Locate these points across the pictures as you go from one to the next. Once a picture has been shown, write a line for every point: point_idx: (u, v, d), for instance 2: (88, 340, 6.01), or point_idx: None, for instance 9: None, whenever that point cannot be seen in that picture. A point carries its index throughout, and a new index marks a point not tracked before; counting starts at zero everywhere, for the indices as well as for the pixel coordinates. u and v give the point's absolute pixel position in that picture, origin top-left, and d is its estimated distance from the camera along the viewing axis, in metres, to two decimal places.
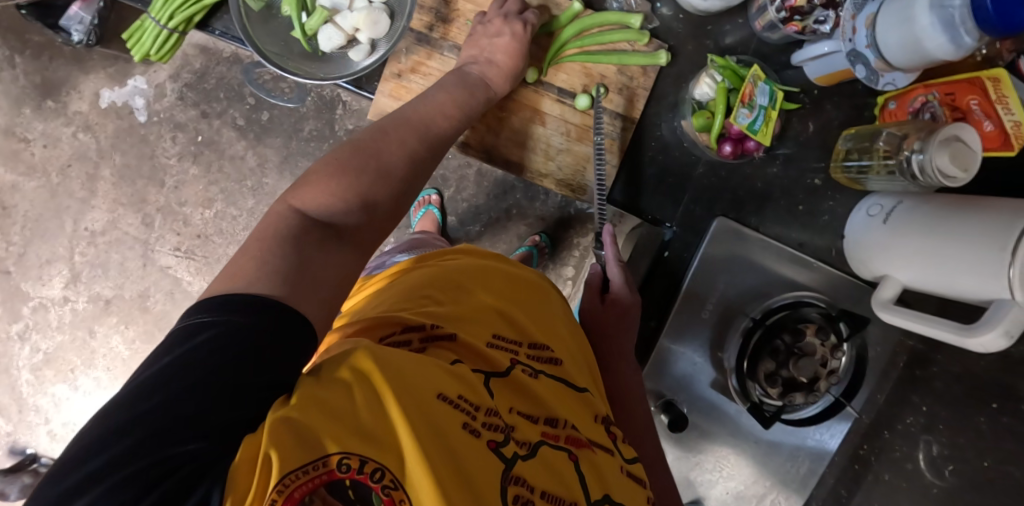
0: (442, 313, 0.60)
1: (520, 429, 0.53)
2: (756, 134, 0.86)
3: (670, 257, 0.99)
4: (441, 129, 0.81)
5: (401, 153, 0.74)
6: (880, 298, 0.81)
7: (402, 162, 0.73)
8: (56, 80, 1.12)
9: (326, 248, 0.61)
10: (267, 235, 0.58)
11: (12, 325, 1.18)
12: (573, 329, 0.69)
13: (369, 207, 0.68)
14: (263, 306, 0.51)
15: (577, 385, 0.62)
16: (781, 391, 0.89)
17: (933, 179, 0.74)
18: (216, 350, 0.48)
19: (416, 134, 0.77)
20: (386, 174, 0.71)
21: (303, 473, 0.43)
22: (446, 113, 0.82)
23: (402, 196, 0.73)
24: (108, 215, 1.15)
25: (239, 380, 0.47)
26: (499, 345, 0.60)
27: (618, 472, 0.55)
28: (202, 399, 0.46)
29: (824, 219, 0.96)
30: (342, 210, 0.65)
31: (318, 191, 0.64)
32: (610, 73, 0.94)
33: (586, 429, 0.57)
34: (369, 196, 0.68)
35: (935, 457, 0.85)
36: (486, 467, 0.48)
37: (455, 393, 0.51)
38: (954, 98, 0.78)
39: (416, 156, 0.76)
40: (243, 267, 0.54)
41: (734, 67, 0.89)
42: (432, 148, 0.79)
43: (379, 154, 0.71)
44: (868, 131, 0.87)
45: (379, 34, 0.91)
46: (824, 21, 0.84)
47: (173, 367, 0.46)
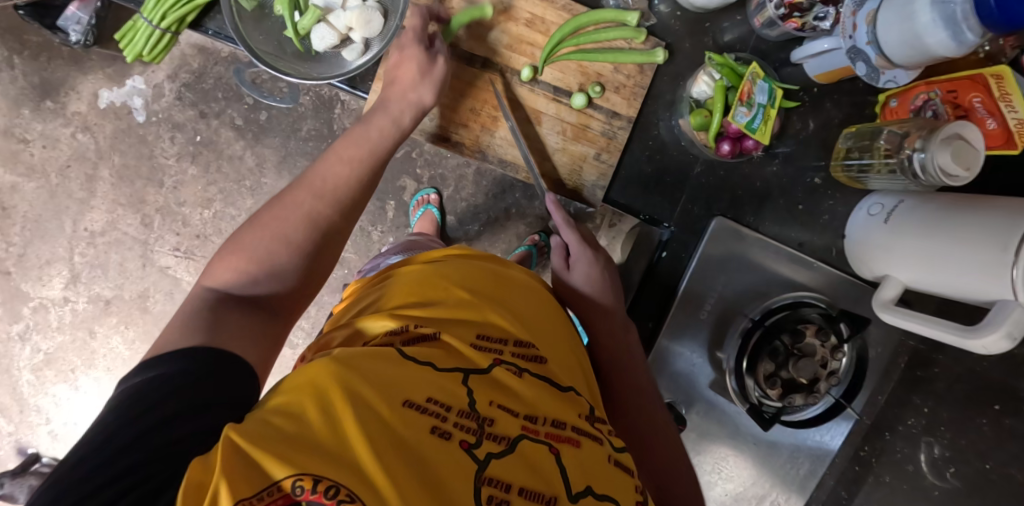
0: (423, 316, 0.61)
1: (498, 423, 0.52)
2: (754, 132, 0.85)
3: (667, 258, 0.97)
4: (338, 173, 0.74)
5: (304, 217, 0.70)
6: (881, 298, 0.80)
7: (302, 225, 0.69)
8: (55, 80, 1.11)
9: (242, 314, 0.62)
10: (174, 319, 0.60)
11: (12, 326, 1.17)
12: (563, 326, 0.67)
13: (278, 275, 0.66)
14: (194, 348, 0.55)
15: (561, 383, 0.60)
16: (781, 392, 0.87)
17: (935, 178, 0.73)
18: (169, 381, 0.53)
19: (314, 193, 0.72)
20: (286, 242, 0.68)
21: (257, 500, 0.43)
22: (346, 157, 0.76)
23: (317, 257, 0.70)
24: (107, 215, 1.15)
25: (196, 401, 0.52)
26: (483, 344, 0.59)
27: (604, 464, 0.53)
28: (161, 417, 0.50)
29: (824, 218, 0.95)
30: (250, 283, 0.65)
31: (226, 270, 0.64)
32: (607, 71, 0.92)
33: (570, 422, 0.55)
34: (272, 265, 0.66)
35: (936, 458, 0.84)
36: (456, 470, 0.47)
37: (424, 399, 0.51)
38: (957, 96, 0.76)
39: (319, 217, 0.71)
40: (158, 346, 0.57)
41: (733, 64, 0.88)
42: (338, 205, 0.73)
43: (273, 224, 0.68)
44: (868, 129, 0.86)
45: (372, 34, 0.91)
46: (824, 18, 0.82)
47: (131, 400, 0.51)
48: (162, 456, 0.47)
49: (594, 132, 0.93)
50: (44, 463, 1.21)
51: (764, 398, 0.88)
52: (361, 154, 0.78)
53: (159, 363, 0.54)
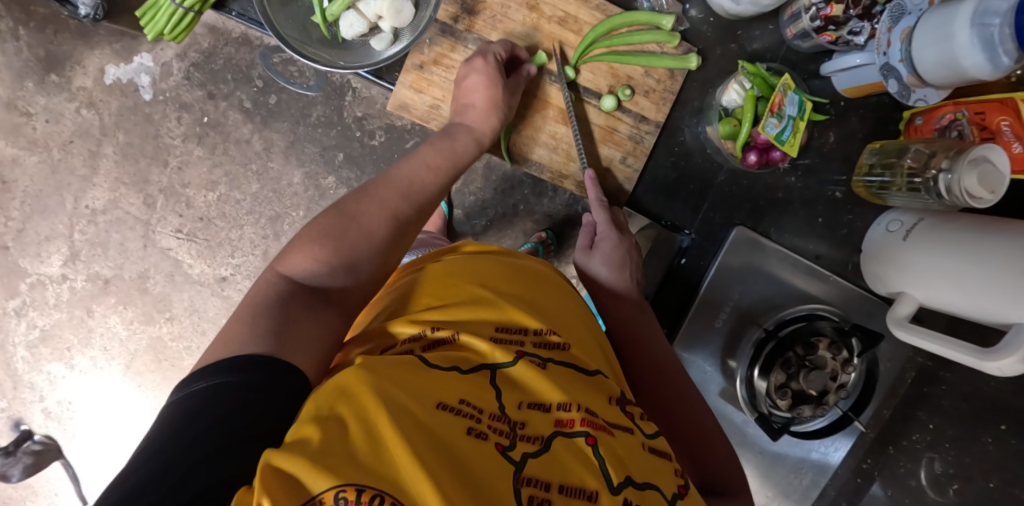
0: (442, 317, 0.62)
1: (529, 423, 0.53)
2: (783, 144, 0.84)
3: (686, 265, 0.97)
4: (426, 182, 0.77)
5: (385, 213, 0.71)
6: (895, 315, 0.81)
7: (385, 224, 0.70)
8: (61, 54, 1.09)
9: (311, 310, 0.62)
10: (245, 308, 0.60)
11: (9, 301, 1.16)
12: (581, 313, 0.69)
13: (352, 267, 0.67)
14: (258, 360, 0.55)
15: (588, 369, 0.62)
16: (790, 403, 0.87)
17: (958, 200, 0.74)
18: (223, 400, 0.52)
19: (400, 194, 0.74)
20: (369, 239, 0.69)
21: None
22: (431, 165, 0.79)
23: (392, 256, 0.71)
24: (110, 194, 1.13)
25: (244, 425, 0.50)
26: (504, 337, 0.61)
27: (639, 450, 0.55)
28: (214, 443, 0.49)
29: (842, 232, 0.95)
30: (322, 272, 0.65)
31: (302, 255, 0.65)
32: (638, 74, 0.92)
33: (602, 410, 0.57)
34: (352, 262, 0.67)
35: (938, 475, 0.85)
36: (496, 471, 0.49)
37: (454, 401, 0.53)
38: (984, 118, 0.76)
39: (401, 218, 0.72)
40: (223, 344, 0.56)
41: (765, 74, 0.88)
42: (420, 207, 0.75)
43: (357, 219, 0.69)
44: (893, 147, 0.85)
45: (402, 24, 0.90)
46: (859, 33, 0.81)
47: (183, 424, 0.50)
48: (221, 483, 0.47)
49: (621, 135, 0.93)
50: (36, 441, 1.19)
51: (773, 408, 0.88)
52: (440, 162, 0.80)
53: (207, 383, 0.53)
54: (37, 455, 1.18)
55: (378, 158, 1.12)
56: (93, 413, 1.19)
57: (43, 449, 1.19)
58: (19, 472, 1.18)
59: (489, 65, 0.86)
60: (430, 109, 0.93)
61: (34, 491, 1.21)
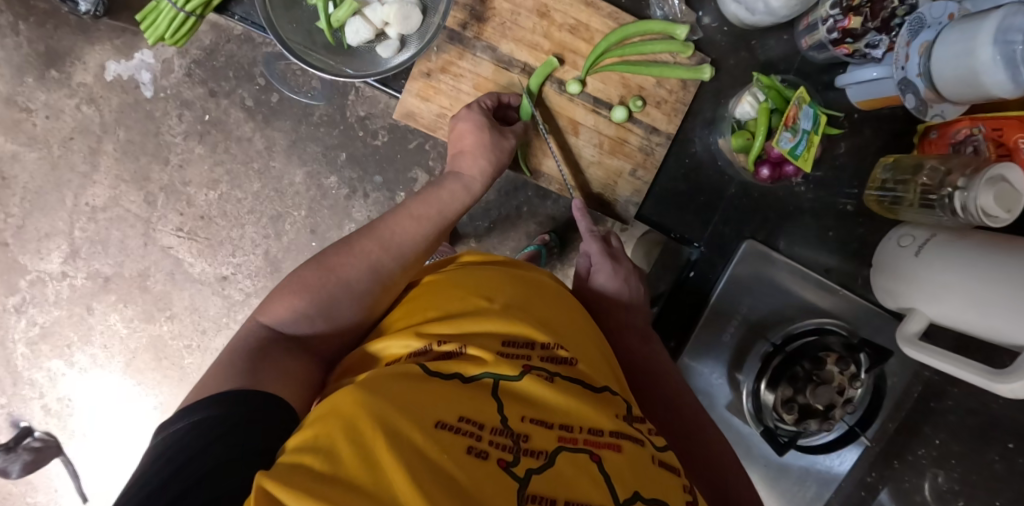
0: (446, 331, 0.62)
1: (534, 438, 0.52)
2: (797, 159, 0.82)
3: (694, 278, 0.96)
4: (408, 232, 0.76)
5: (365, 265, 0.71)
6: (905, 332, 0.79)
7: (366, 275, 0.70)
8: (61, 49, 1.08)
9: (287, 358, 0.63)
10: (225, 354, 0.62)
11: (9, 297, 1.15)
12: (587, 326, 0.68)
13: (331, 317, 0.68)
14: (229, 394, 0.55)
15: (595, 385, 0.61)
16: (796, 417, 0.87)
17: (974, 218, 0.72)
18: (203, 429, 0.52)
19: (382, 244, 0.74)
20: (348, 292, 0.69)
21: None
22: (416, 215, 0.78)
23: (371, 308, 0.70)
24: (110, 191, 1.12)
25: (229, 450, 0.50)
26: (510, 351, 0.60)
27: (645, 464, 0.54)
28: (188, 478, 0.48)
29: (852, 245, 0.94)
30: (301, 320, 0.67)
31: (282, 305, 0.67)
32: (650, 84, 0.90)
33: (609, 424, 0.56)
34: (329, 312, 0.68)
35: (943, 491, 0.85)
36: (499, 491, 0.47)
37: (455, 419, 0.52)
38: (1001, 135, 0.75)
39: (381, 270, 0.72)
40: (199, 388, 0.58)
41: (780, 87, 0.86)
42: (405, 259, 0.74)
43: (336, 270, 0.70)
44: (907, 162, 0.84)
45: (409, 30, 0.88)
46: (877, 45, 0.80)
47: (165, 457, 0.50)
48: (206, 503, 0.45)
49: (631, 146, 0.91)
50: (36, 437, 1.18)
51: (780, 422, 0.88)
52: (427, 211, 0.79)
53: (185, 422, 0.53)
54: (37, 452, 1.17)
55: (381, 159, 1.11)
56: (94, 410, 1.18)
57: (43, 446, 1.18)
58: (18, 469, 1.17)
59: (475, 111, 0.86)
60: (438, 118, 0.91)
61: (33, 487, 1.20)
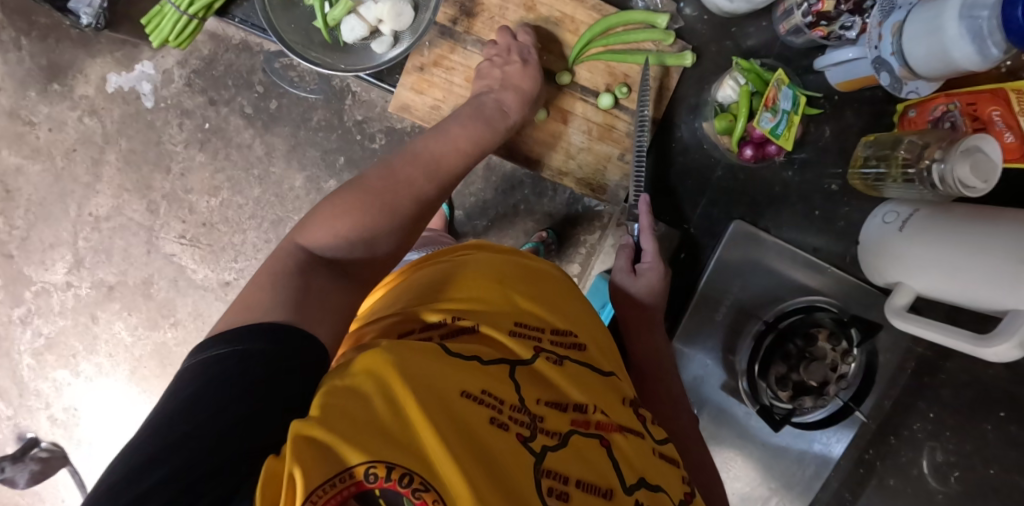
0: (466, 307, 0.61)
1: (549, 419, 0.53)
2: (778, 138, 0.86)
3: (685, 258, 0.99)
4: (451, 162, 0.77)
5: (410, 191, 0.70)
6: (893, 305, 0.82)
7: (409, 202, 0.70)
8: (62, 63, 1.11)
9: (330, 282, 0.60)
10: (265, 274, 0.58)
11: (14, 309, 1.17)
12: (592, 315, 0.68)
13: (371, 244, 0.66)
14: (271, 328, 0.51)
15: (603, 369, 0.62)
16: (791, 394, 0.89)
17: (952, 190, 0.75)
18: (245, 362, 0.49)
19: (426, 171, 0.73)
20: (392, 218, 0.68)
21: (331, 486, 0.42)
22: (460, 148, 0.79)
23: (408, 236, 0.70)
24: (113, 201, 1.15)
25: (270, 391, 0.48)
26: (523, 331, 0.60)
27: (650, 456, 0.55)
28: (230, 420, 0.46)
29: (839, 225, 0.96)
30: (342, 250, 0.64)
31: (324, 228, 0.64)
32: (635, 72, 0.93)
33: (615, 413, 0.57)
34: (371, 238, 0.66)
35: (939, 463, 0.91)
36: (519, 463, 0.48)
37: (479, 389, 0.52)
38: (976, 109, 0.77)
39: (424, 196, 0.72)
40: (241, 308, 0.54)
41: (759, 70, 0.89)
42: (442, 186, 0.75)
43: (381, 195, 0.68)
44: (887, 139, 0.87)
45: (403, 26, 0.91)
46: (851, 27, 0.84)
47: (205, 388, 0.47)
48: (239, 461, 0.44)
49: (619, 132, 0.94)
50: (42, 448, 1.20)
51: (775, 400, 0.90)
52: (459, 158, 0.78)
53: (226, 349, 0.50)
54: (43, 461, 1.20)
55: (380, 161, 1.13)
56: (97, 419, 1.20)
57: (49, 456, 1.20)
58: (24, 480, 1.20)
59: (531, 64, 0.89)
60: (432, 110, 0.94)
61: (41, 498, 1.23)
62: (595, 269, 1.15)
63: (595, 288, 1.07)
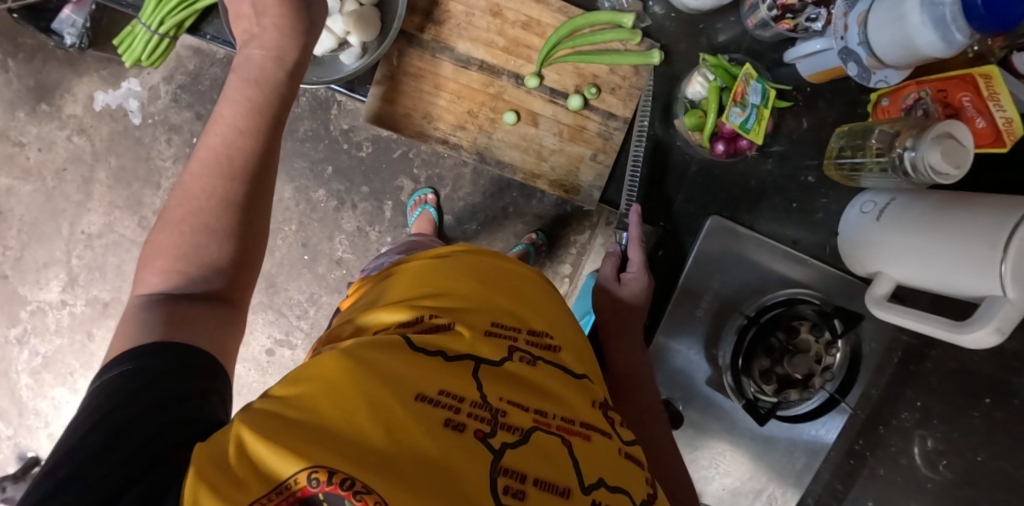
0: (436, 306, 0.59)
1: (511, 415, 0.50)
2: (749, 132, 0.87)
3: (664, 256, 0.99)
4: (242, 149, 0.59)
5: (217, 204, 0.57)
6: (873, 295, 0.82)
7: (223, 212, 0.57)
8: (50, 83, 1.12)
9: (192, 314, 0.54)
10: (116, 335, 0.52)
11: (11, 329, 1.18)
12: (565, 316, 0.66)
13: (211, 268, 0.56)
14: (151, 345, 0.50)
15: (575, 372, 0.59)
16: (776, 388, 0.89)
17: (925, 177, 0.74)
18: (136, 374, 0.48)
19: (220, 175, 0.58)
20: (212, 237, 0.56)
21: (275, 494, 0.42)
22: (237, 127, 0.60)
23: (250, 244, 0.59)
24: (104, 218, 1.15)
25: (167, 394, 0.48)
26: (496, 331, 0.58)
27: (613, 458, 0.52)
28: (130, 430, 0.45)
29: (818, 216, 0.96)
30: (183, 285, 0.55)
31: (153, 273, 0.55)
32: (603, 73, 0.93)
33: (581, 413, 0.55)
34: (205, 262, 0.56)
35: (929, 452, 0.85)
36: (470, 462, 0.46)
37: (435, 391, 0.50)
38: (947, 95, 0.77)
39: (234, 200, 0.58)
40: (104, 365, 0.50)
41: (727, 65, 0.90)
42: (254, 178, 0.59)
43: (186, 220, 0.56)
44: (860, 129, 0.88)
45: (370, 37, 0.91)
46: (817, 18, 0.83)
47: (103, 407, 0.47)
48: (154, 464, 0.44)
49: (590, 133, 0.94)
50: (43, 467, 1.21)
51: (760, 394, 0.89)
52: (252, 123, 0.61)
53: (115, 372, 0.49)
54: None
55: (367, 169, 1.14)
56: None
57: None
58: None
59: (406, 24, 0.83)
60: (403, 118, 0.94)
61: None
62: (586, 269, 1.15)
63: (583, 291, 1.08)
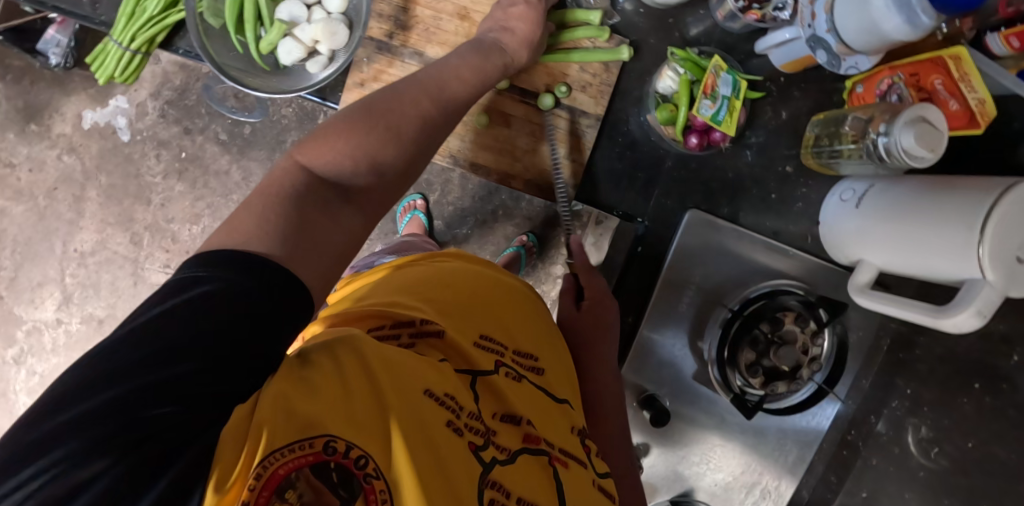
0: (438, 308, 0.58)
1: (501, 435, 0.51)
2: (720, 124, 0.88)
3: (643, 252, 0.99)
4: (455, 91, 0.73)
5: (415, 115, 0.67)
6: (856, 283, 0.81)
7: (414, 124, 0.66)
8: (39, 103, 1.13)
9: (328, 211, 0.57)
10: (263, 192, 0.54)
11: (8, 350, 1.17)
12: (554, 339, 0.67)
13: (376, 169, 0.62)
14: (276, 258, 0.49)
15: (556, 395, 0.60)
16: (762, 380, 0.89)
17: (900, 161, 0.74)
18: (217, 301, 0.44)
19: (429, 96, 0.69)
20: (397, 136, 0.64)
21: (289, 451, 0.42)
22: (461, 77, 0.75)
23: (412, 162, 0.66)
24: (97, 235, 1.15)
25: (234, 342, 0.44)
26: (485, 344, 0.58)
27: (589, 487, 0.53)
28: (180, 368, 0.41)
29: (797, 207, 0.96)
30: (349, 175, 0.60)
31: (324, 147, 0.59)
32: (573, 71, 0.93)
33: (562, 438, 0.56)
34: (376, 160, 0.62)
35: (922, 439, 0.82)
36: (466, 468, 0.46)
37: (442, 390, 0.50)
38: (919, 79, 0.78)
39: (429, 117, 0.68)
40: (239, 221, 0.51)
41: (696, 58, 0.89)
42: (446, 114, 0.71)
43: (386, 114, 0.64)
44: (834, 116, 0.88)
45: (338, 45, 0.91)
46: (784, 8, 0.83)
47: (164, 325, 0.42)
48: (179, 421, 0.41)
49: (563, 132, 0.94)
50: None
51: (747, 387, 0.89)
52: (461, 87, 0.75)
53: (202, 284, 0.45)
54: None
55: None
56: None
57: None
58: None
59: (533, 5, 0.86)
60: None
61: None
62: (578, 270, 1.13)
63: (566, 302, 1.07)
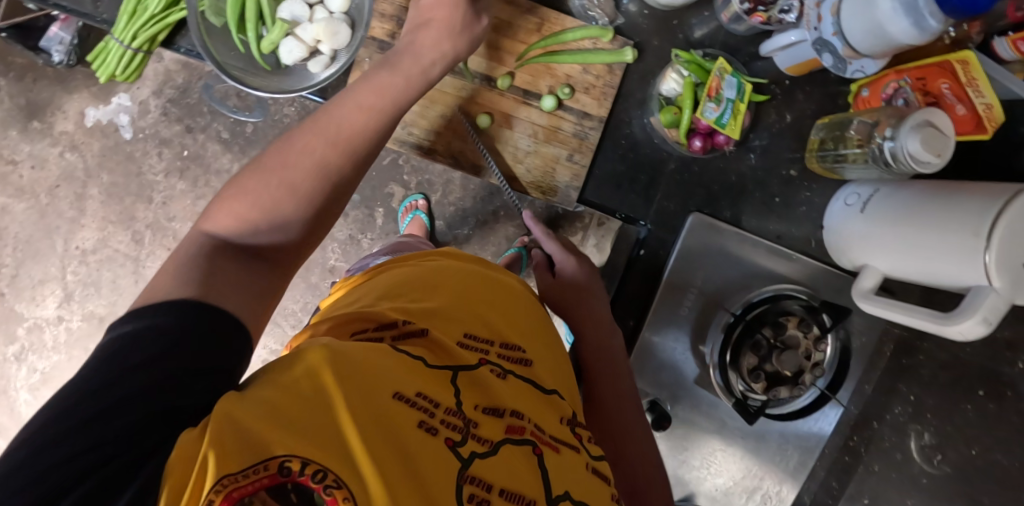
0: (416, 309, 0.58)
1: (483, 426, 0.50)
2: (725, 127, 0.88)
3: (645, 255, 0.98)
4: (374, 107, 0.69)
5: (314, 165, 0.63)
6: (860, 288, 0.80)
7: (314, 176, 0.63)
8: (40, 101, 1.12)
9: (241, 266, 0.58)
10: (169, 263, 0.56)
11: (8, 347, 1.16)
12: (545, 327, 0.65)
13: (279, 226, 0.62)
14: (183, 300, 0.51)
15: (545, 386, 0.58)
16: (765, 385, 0.87)
17: (907, 165, 0.73)
18: (148, 337, 0.49)
19: (327, 139, 0.65)
20: (290, 191, 0.62)
21: (242, 477, 0.41)
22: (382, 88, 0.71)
23: (330, 203, 0.65)
24: (98, 233, 1.15)
25: (173, 368, 0.48)
26: (469, 343, 0.57)
27: (581, 471, 0.51)
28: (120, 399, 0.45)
29: (801, 210, 0.95)
30: (254, 232, 0.61)
31: (226, 216, 0.60)
32: (575, 72, 0.93)
33: (550, 426, 0.54)
34: (277, 217, 0.61)
35: (925, 446, 0.87)
36: (438, 467, 0.45)
37: (413, 392, 0.49)
38: (926, 83, 0.78)
39: (330, 166, 0.64)
40: (150, 293, 0.53)
41: (700, 60, 0.90)
42: (354, 153, 0.66)
43: (284, 164, 0.63)
44: (838, 120, 0.88)
45: (341, 45, 0.91)
46: (789, 11, 0.82)
47: (105, 366, 0.47)
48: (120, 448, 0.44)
49: (565, 133, 0.94)
50: None
51: (749, 392, 0.88)
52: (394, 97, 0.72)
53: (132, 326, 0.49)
54: None
55: None
56: None
57: None
58: None
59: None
60: None
61: None
62: None
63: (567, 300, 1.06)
